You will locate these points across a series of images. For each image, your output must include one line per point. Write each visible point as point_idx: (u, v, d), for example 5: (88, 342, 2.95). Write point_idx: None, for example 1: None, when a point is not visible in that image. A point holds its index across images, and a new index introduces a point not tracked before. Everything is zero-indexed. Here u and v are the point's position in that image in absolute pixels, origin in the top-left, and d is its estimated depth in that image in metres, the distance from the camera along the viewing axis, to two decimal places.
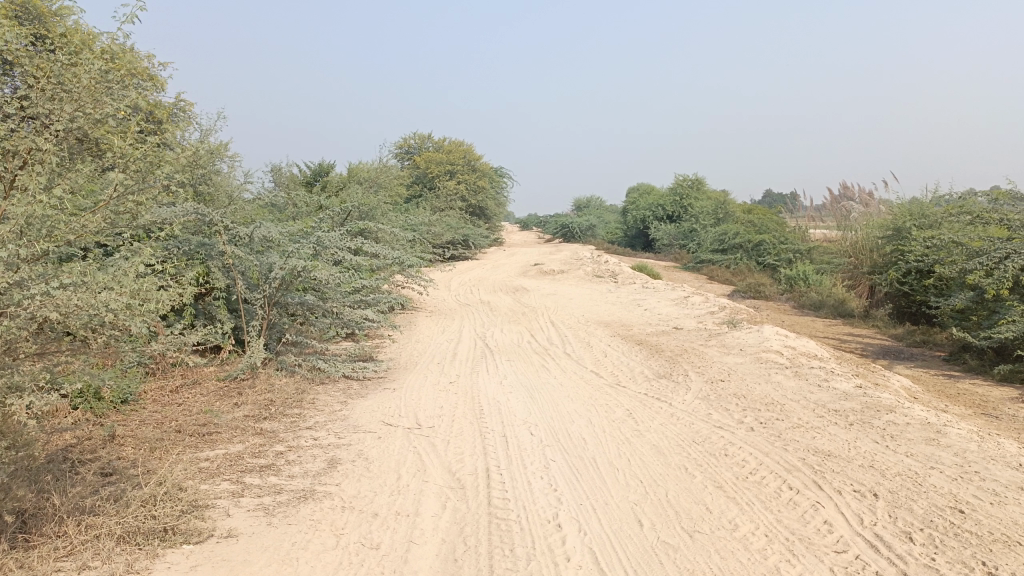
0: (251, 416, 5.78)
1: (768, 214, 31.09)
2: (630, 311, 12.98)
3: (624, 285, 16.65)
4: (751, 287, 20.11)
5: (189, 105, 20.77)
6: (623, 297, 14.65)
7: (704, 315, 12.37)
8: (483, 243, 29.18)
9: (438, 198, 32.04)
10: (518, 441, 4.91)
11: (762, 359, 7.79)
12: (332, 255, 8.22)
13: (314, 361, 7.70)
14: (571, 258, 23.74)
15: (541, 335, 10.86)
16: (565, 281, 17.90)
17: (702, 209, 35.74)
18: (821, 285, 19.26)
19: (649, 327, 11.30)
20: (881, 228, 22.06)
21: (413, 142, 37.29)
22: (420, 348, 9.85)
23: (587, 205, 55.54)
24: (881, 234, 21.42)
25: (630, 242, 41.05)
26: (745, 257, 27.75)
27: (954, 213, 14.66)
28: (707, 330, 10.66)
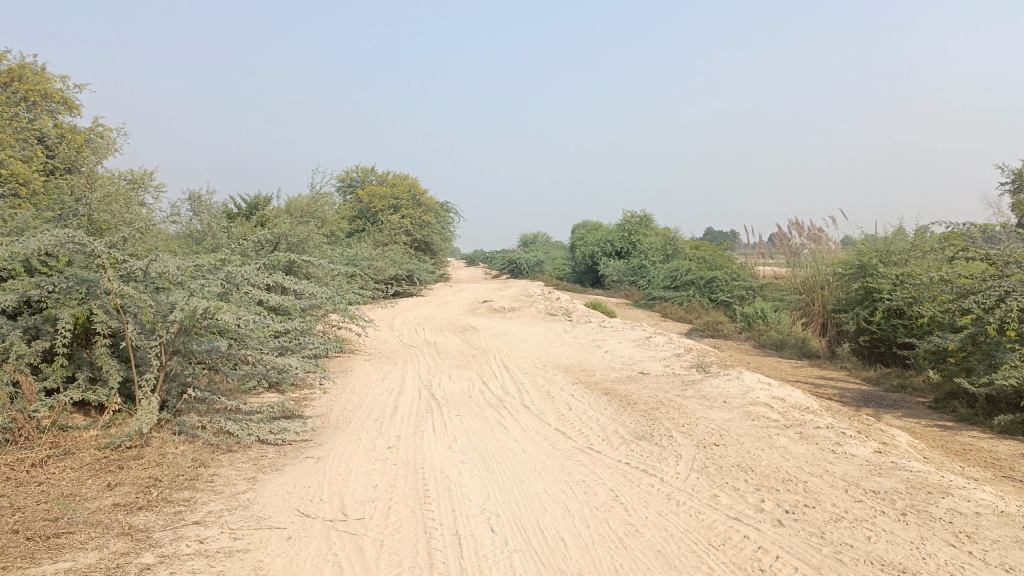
0: (122, 507, 4.43)
1: (718, 251, 30.67)
2: (589, 353, 11.89)
3: (579, 324, 15.63)
4: (708, 325, 19.30)
5: (108, 130, 19.17)
6: (580, 338, 13.61)
7: (671, 358, 11.36)
8: (429, 279, 27.96)
9: (381, 233, 30.76)
10: (477, 545, 3.68)
11: (751, 414, 6.74)
12: (246, 294, 6.86)
13: (222, 424, 6.35)
14: (520, 295, 22.68)
15: (493, 383, 9.64)
16: (517, 319, 16.80)
17: (650, 245, 35.25)
18: (781, 323, 18.56)
19: (613, 373, 10.21)
20: (835, 264, 21.63)
21: (356, 176, 36.12)
22: (355, 400, 8.55)
23: (535, 242, 54.88)
24: (838, 271, 20.97)
25: (579, 279, 40.29)
26: (698, 294, 27.13)
27: (924, 250, 14.15)
28: (678, 376, 9.63)
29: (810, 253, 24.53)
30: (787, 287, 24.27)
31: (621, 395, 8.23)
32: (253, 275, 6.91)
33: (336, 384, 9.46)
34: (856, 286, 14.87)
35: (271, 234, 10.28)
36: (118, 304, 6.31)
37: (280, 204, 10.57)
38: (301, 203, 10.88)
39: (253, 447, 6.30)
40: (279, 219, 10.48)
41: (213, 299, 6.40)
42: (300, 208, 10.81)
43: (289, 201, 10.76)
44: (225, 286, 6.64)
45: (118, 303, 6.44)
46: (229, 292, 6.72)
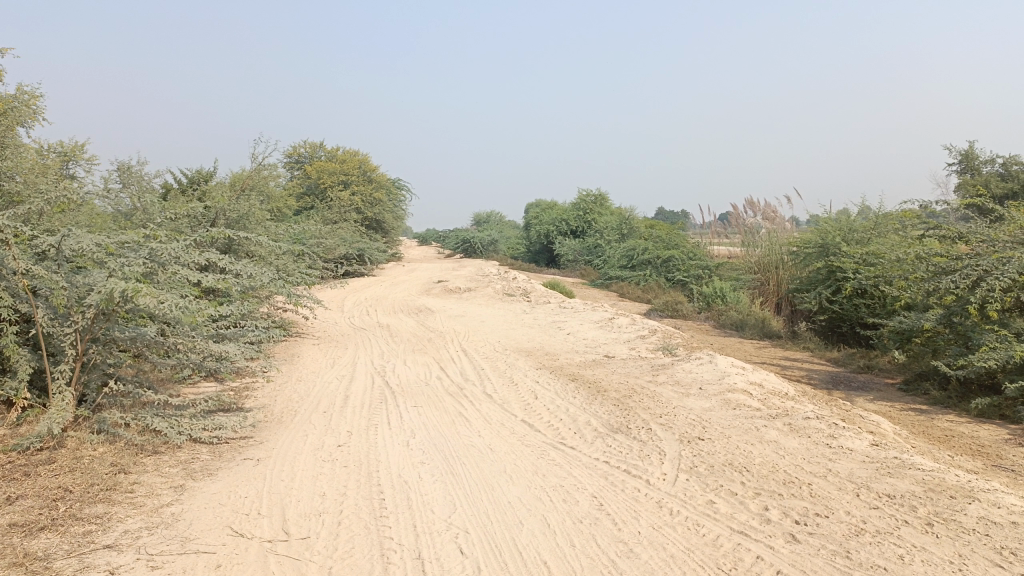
0: (19, 526, 3.74)
1: (674, 230, 30.47)
2: (551, 336, 11.38)
3: (538, 305, 15.10)
4: (668, 305, 18.98)
5: (31, 98, 17.87)
6: (540, 319, 13.08)
7: (636, 341, 10.92)
8: (380, 258, 27.11)
9: (331, 210, 29.71)
10: (444, 572, 3.12)
11: (731, 403, 6.31)
12: (175, 273, 6.12)
13: (149, 421, 5.63)
14: (475, 275, 22.04)
15: (451, 368, 9.04)
16: (473, 300, 16.20)
17: (606, 224, 34.93)
18: (740, 303, 18.34)
19: (578, 357, 9.72)
20: (793, 244, 21.53)
21: (304, 151, 34.89)
22: (302, 389, 7.87)
23: (488, 221, 54.17)
24: (796, 250, 20.85)
25: (533, 258, 39.79)
26: (654, 273, 26.86)
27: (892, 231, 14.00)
28: (646, 360, 9.18)
29: (766, 233, 24.45)
30: (743, 266, 24.15)
31: (590, 381, 7.73)
32: (182, 253, 6.17)
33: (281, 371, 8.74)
34: (818, 265, 14.66)
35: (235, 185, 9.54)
36: (25, 284, 5.54)
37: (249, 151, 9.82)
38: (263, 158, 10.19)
39: (185, 447, 5.61)
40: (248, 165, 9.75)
41: (135, 280, 5.66)
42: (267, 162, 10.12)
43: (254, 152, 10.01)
44: (151, 267, 5.88)
45: (27, 285, 5.66)
46: (155, 273, 5.97)
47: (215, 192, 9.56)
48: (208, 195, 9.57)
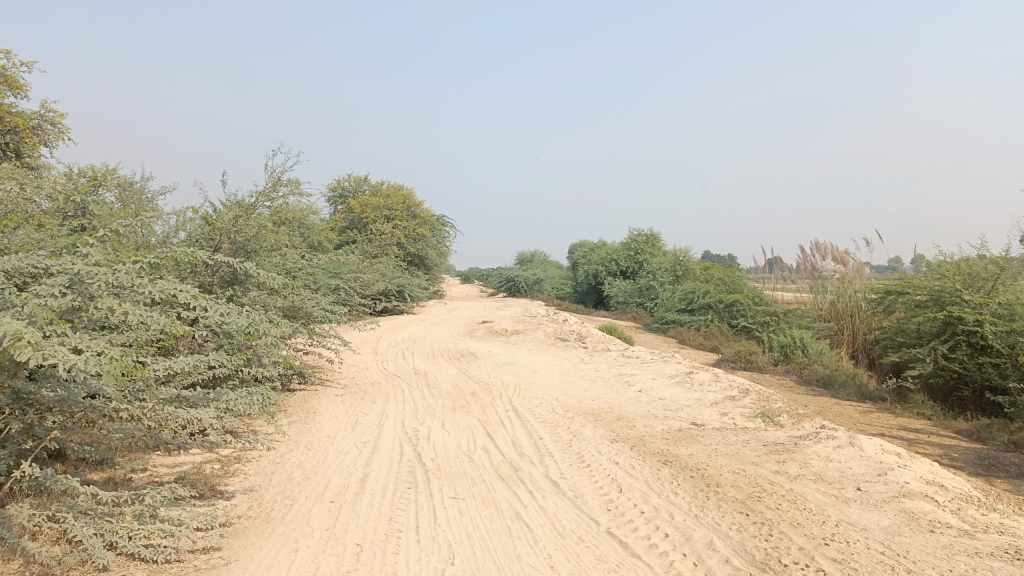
0: None
1: (735, 273, 28.33)
2: (619, 393, 9.44)
3: (597, 353, 13.16)
4: (740, 355, 16.85)
5: (58, 118, 16.92)
6: (603, 370, 11.15)
7: (726, 404, 8.92)
8: (422, 294, 25.49)
9: (371, 244, 28.26)
10: None
11: (919, 519, 4.34)
12: (112, 311, 4.37)
13: (68, 527, 3.79)
14: (523, 316, 20.22)
15: (501, 436, 7.16)
16: (522, 344, 14.31)
17: (659, 265, 32.97)
18: (824, 356, 16.15)
19: (661, 424, 7.76)
20: (879, 290, 19.30)
21: (348, 184, 33.89)
22: (309, 461, 6.05)
23: (532, 260, 52.49)
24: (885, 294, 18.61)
25: (580, 299, 37.86)
26: (716, 318, 24.65)
27: None
28: (751, 434, 7.19)
29: (842, 279, 22.23)
30: (815, 313, 21.87)
31: (692, 463, 5.78)
32: (125, 283, 4.47)
33: (287, 433, 6.92)
34: (931, 315, 12.51)
35: (247, 207, 7.94)
36: None
37: (270, 169, 8.24)
38: (298, 182, 8.63)
39: (122, 567, 3.84)
40: (272, 185, 8.18)
41: (41, 319, 3.91)
42: (301, 188, 8.57)
43: (279, 172, 8.45)
44: (74, 301, 4.16)
45: None
46: (83, 310, 4.25)
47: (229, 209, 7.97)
48: (223, 210, 7.97)
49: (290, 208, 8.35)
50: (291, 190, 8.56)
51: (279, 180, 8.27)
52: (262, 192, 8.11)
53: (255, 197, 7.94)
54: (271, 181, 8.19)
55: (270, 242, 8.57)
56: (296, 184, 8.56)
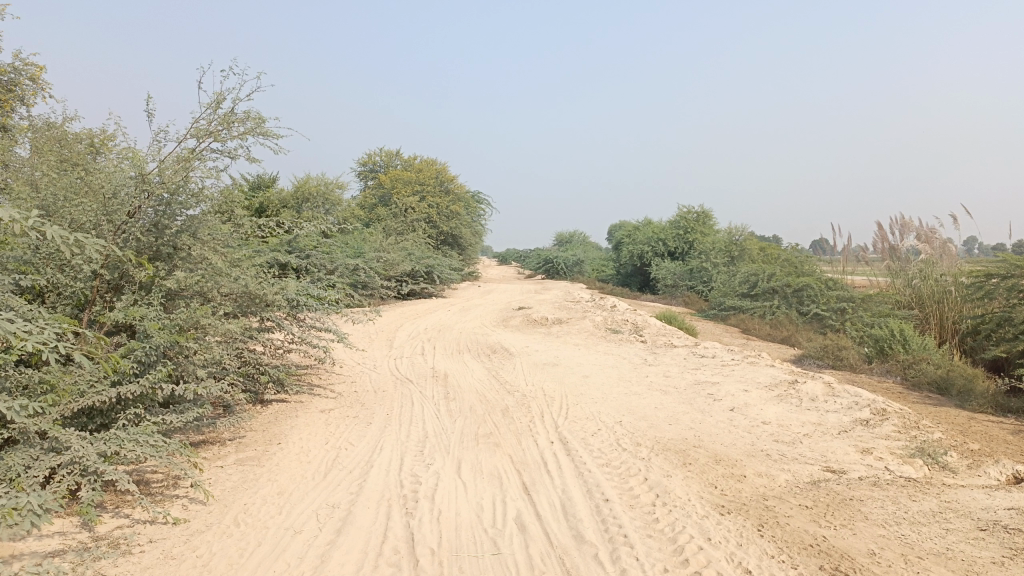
0: None
1: (800, 255, 25.31)
2: (705, 412, 6.92)
3: (661, 350, 10.61)
4: (826, 350, 14.06)
5: (40, 72, 14.68)
6: (675, 375, 8.60)
7: (859, 435, 6.33)
8: (453, 276, 23.07)
9: (398, 222, 25.92)
10: None
11: None
12: None
13: None
14: (566, 301, 17.69)
15: (544, 495, 4.68)
16: (567, 337, 11.79)
17: (712, 245, 30.10)
18: (929, 352, 13.36)
19: (784, 474, 5.21)
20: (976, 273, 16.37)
21: (379, 159, 31.64)
22: (225, 554, 3.64)
23: (571, 240, 49.85)
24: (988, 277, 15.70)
25: (624, 281, 35.13)
26: (783, 304, 21.75)
27: None
28: (935, 498, 4.63)
29: (926, 262, 19.23)
30: (896, 300, 18.96)
31: None
32: None
33: (217, 493, 4.53)
34: None
35: (170, 156, 5.46)
36: None
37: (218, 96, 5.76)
38: (263, 119, 6.15)
39: None
40: (219, 120, 5.73)
41: None
42: (266, 128, 6.11)
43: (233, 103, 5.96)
44: None
45: None
46: None
47: (149, 155, 5.50)
48: (146, 157, 5.47)
49: (253, 159, 5.94)
50: (253, 131, 6.11)
51: (232, 113, 5.82)
52: (207, 129, 5.68)
53: (183, 139, 5.48)
54: (219, 115, 5.76)
55: (223, 205, 6.15)
56: (261, 123, 6.12)
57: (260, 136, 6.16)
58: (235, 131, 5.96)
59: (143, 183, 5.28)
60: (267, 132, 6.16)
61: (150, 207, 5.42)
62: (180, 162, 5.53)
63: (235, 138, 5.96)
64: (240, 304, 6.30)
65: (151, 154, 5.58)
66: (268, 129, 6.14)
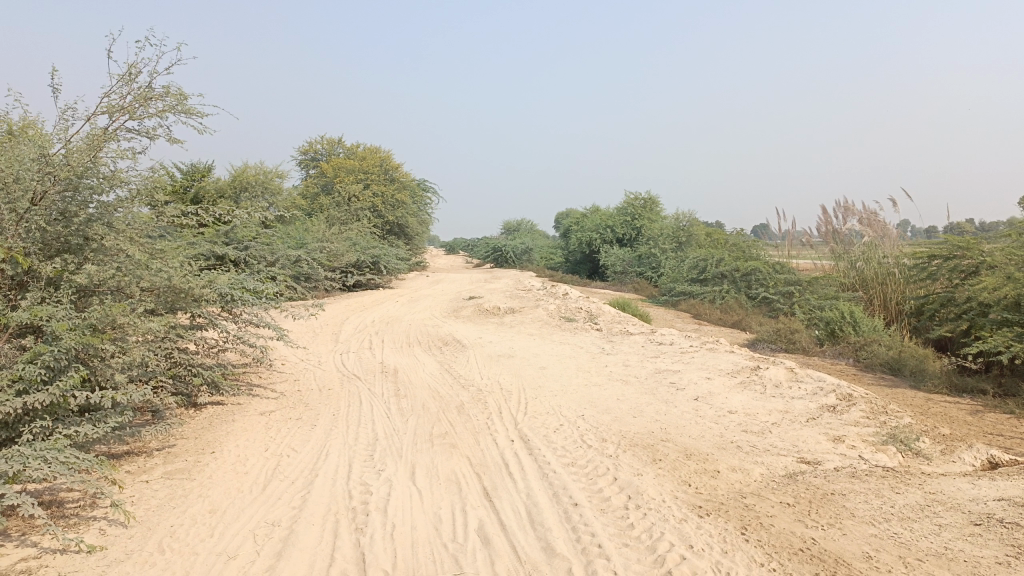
0: None
1: (746, 239, 25.43)
2: (670, 403, 6.63)
3: (618, 337, 10.32)
4: (779, 333, 13.99)
5: None
6: (635, 363, 8.30)
7: (829, 422, 6.11)
8: (400, 266, 22.47)
9: (341, 212, 25.15)
10: None
11: None
12: None
13: None
14: (517, 290, 17.33)
15: (507, 502, 4.29)
16: (520, 326, 11.41)
17: (659, 231, 30.12)
18: (879, 334, 13.41)
19: (759, 467, 4.93)
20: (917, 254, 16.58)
21: (321, 147, 30.70)
22: None
23: (518, 229, 49.52)
24: (930, 258, 15.90)
25: (573, 269, 34.97)
26: (732, 289, 21.80)
27: None
28: (919, 490, 4.40)
29: (869, 244, 19.41)
30: (841, 282, 19.14)
31: None
32: None
33: (139, 513, 4.02)
34: None
35: (77, 136, 4.90)
36: None
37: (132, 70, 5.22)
38: (185, 96, 5.63)
39: None
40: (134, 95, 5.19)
41: None
42: (188, 106, 5.59)
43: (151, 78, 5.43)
44: None
45: None
46: None
47: (54, 134, 4.89)
48: (50, 136, 4.87)
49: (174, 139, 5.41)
50: (174, 109, 5.58)
51: (148, 88, 5.29)
52: (121, 106, 5.13)
53: (92, 118, 4.93)
54: (135, 91, 5.21)
55: (144, 191, 5.58)
56: (183, 101, 5.60)
57: (181, 114, 5.65)
58: (153, 109, 5.43)
59: (46, 164, 4.72)
60: (190, 110, 5.65)
61: (56, 193, 4.80)
62: (88, 143, 4.96)
63: (153, 116, 5.43)
64: (162, 300, 5.67)
65: (55, 132, 4.99)
66: (191, 107, 5.62)
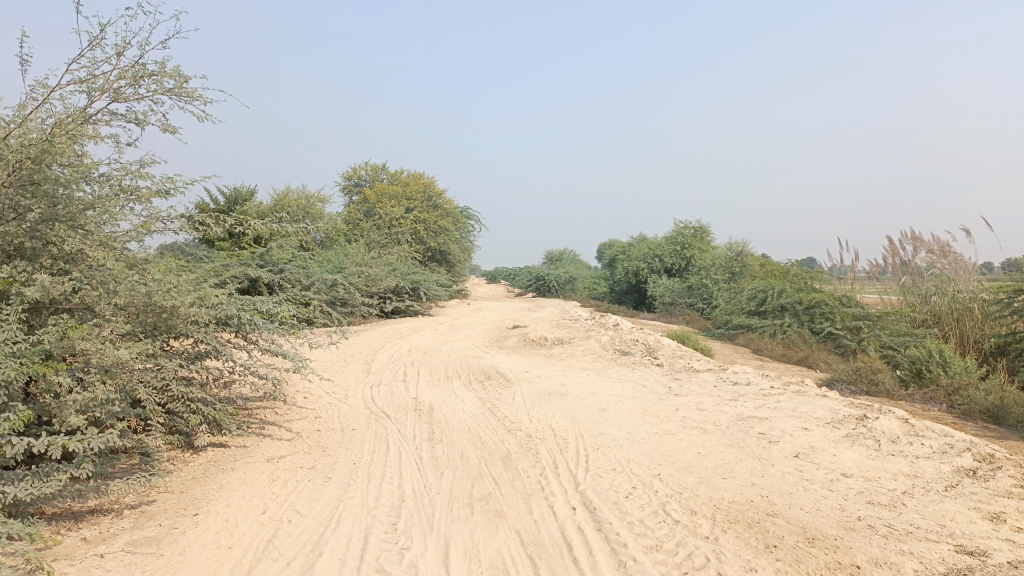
0: None
1: (807, 270, 23.85)
2: (765, 461, 5.36)
3: (685, 375, 9.04)
4: (859, 372, 12.49)
5: None
6: (712, 407, 7.03)
7: (976, 493, 4.78)
8: (441, 293, 21.46)
9: (381, 237, 24.34)
10: None
11: None
12: None
13: None
14: (565, 319, 16.13)
15: None
16: (572, 360, 10.21)
17: (711, 261, 28.69)
18: (971, 376, 11.85)
19: (908, 561, 3.66)
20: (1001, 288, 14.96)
21: (365, 173, 30.15)
22: None
23: (562, 258, 48.37)
24: (1016, 292, 14.28)
25: (619, 299, 33.63)
26: (795, 323, 20.27)
27: None
28: None
29: (942, 277, 17.81)
30: (916, 317, 17.53)
31: None
32: None
33: None
34: None
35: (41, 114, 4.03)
36: None
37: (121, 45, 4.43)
38: (186, 78, 4.78)
39: None
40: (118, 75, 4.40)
41: None
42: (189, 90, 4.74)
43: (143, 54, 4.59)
44: None
45: None
46: None
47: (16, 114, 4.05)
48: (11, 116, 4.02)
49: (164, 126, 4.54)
50: (171, 93, 4.73)
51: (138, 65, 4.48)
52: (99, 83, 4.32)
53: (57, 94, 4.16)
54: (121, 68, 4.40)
55: (129, 189, 4.67)
56: (184, 84, 4.77)
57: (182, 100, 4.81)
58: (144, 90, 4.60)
59: None
60: (192, 95, 4.80)
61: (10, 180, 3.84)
62: (54, 124, 4.14)
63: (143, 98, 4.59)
64: (143, 324, 4.47)
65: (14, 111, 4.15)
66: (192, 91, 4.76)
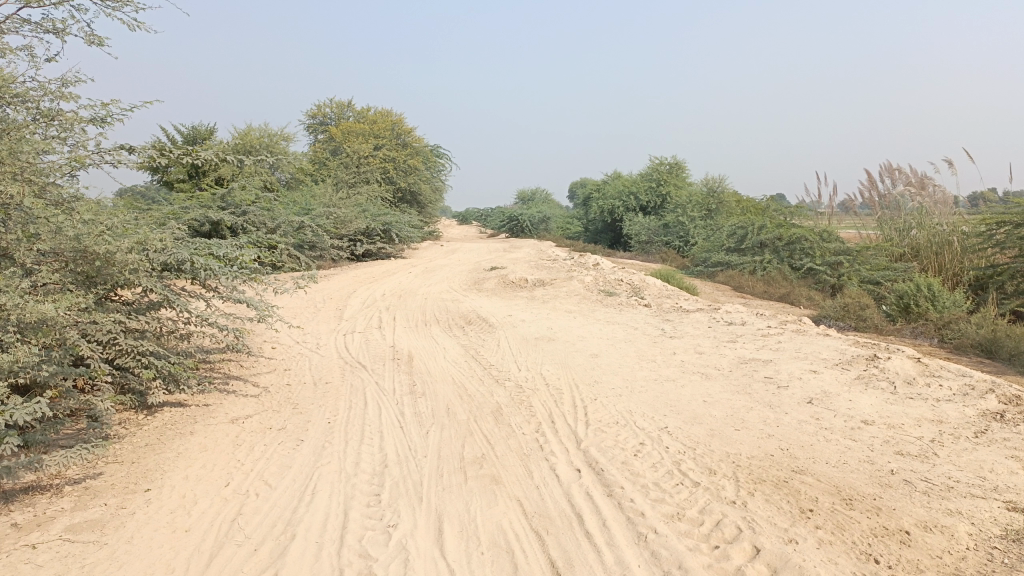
0: None
1: (785, 205, 23.48)
2: (778, 408, 4.94)
3: (676, 315, 8.60)
4: (846, 309, 12.19)
5: None
6: (711, 350, 6.60)
7: (1008, 439, 4.41)
8: (414, 234, 20.76)
9: (349, 177, 23.41)
10: None
11: None
12: None
13: None
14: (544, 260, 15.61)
15: None
16: (555, 302, 9.72)
17: (687, 198, 28.22)
18: (957, 309, 11.60)
19: (958, 522, 3.27)
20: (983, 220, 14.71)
21: (330, 111, 28.97)
22: None
23: (535, 198, 47.57)
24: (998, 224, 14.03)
25: (594, 238, 33.15)
26: (774, 259, 19.96)
27: None
28: None
29: (922, 210, 17.53)
30: (897, 251, 17.29)
31: None
32: None
33: None
34: None
35: None
36: None
37: None
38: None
39: None
40: None
41: None
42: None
43: None
44: None
45: None
46: None
47: None
48: None
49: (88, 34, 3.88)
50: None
51: None
52: None
53: None
54: None
55: (53, 114, 4.01)
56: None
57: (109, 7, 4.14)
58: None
59: None
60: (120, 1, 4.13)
61: None
62: None
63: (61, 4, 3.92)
64: (73, 270, 3.96)
65: None
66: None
